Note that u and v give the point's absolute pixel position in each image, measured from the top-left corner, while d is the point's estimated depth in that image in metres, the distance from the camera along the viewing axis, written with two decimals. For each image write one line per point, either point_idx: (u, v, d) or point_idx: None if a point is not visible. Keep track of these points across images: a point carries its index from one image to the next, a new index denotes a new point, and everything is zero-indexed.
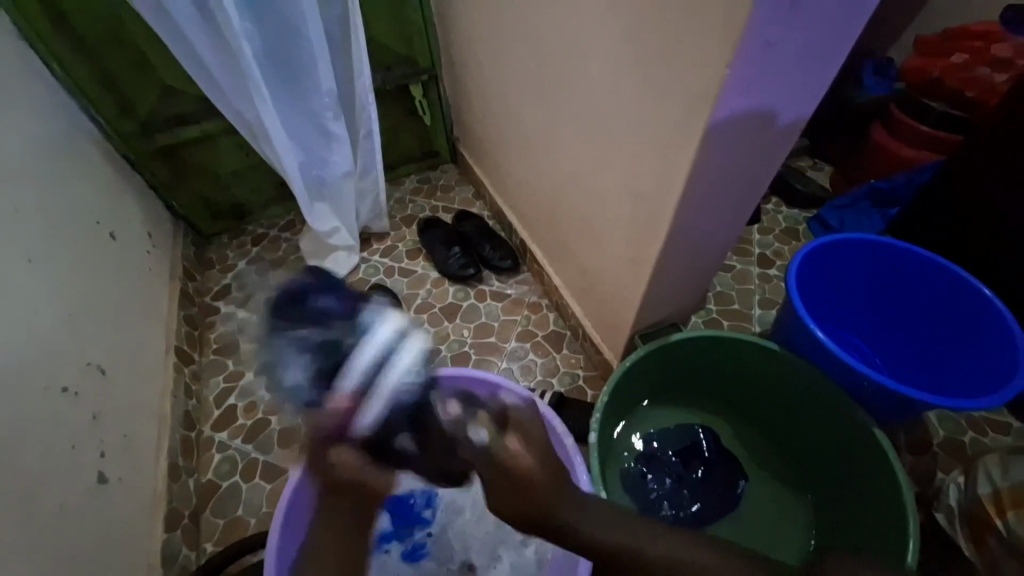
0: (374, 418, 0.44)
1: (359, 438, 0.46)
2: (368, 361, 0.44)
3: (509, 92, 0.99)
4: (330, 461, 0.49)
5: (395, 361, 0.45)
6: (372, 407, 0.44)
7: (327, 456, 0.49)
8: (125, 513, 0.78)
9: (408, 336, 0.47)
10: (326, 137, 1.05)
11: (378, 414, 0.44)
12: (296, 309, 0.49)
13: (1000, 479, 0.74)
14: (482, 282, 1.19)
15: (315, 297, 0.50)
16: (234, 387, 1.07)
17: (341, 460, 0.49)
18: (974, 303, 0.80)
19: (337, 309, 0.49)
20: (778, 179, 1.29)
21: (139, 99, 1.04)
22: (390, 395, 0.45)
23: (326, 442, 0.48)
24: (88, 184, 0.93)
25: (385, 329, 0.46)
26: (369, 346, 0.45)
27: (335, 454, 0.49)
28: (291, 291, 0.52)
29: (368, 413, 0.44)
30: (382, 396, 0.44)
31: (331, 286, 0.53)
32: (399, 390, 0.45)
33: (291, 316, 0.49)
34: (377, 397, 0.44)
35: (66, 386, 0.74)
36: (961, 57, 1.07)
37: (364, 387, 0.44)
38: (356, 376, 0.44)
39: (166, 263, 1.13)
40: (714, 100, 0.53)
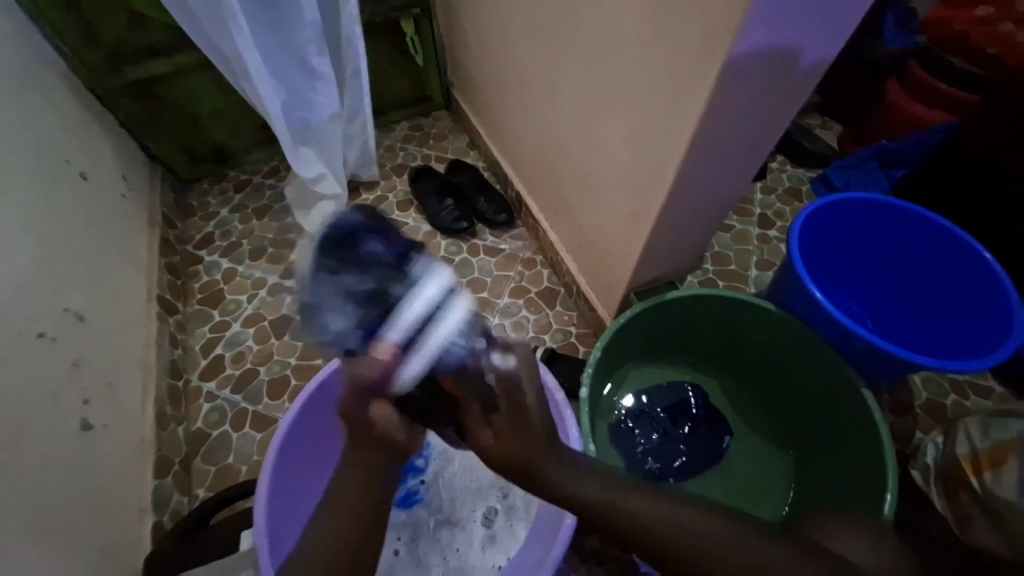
0: (415, 373, 0.48)
1: (398, 391, 0.50)
2: (417, 317, 0.48)
3: (508, 30, 0.92)
4: (369, 417, 0.50)
5: (442, 321, 0.49)
6: (414, 361, 0.48)
7: (366, 412, 0.50)
8: (114, 459, 0.78)
9: (455, 296, 0.51)
10: (310, 74, 0.98)
11: (418, 369, 0.48)
12: (348, 253, 0.50)
13: (979, 439, 0.76)
14: (475, 236, 1.16)
15: (368, 241, 0.51)
16: (221, 337, 1.05)
17: (378, 414, 0.50)
18: (974, 268, 0.79)
19: (389, 256, 0.51)
20: (784, 136, 1.24)
21: (104, 25, 0.95)
22: (437, 353, 0.48)
23: (364, 393, 0.49)
24: (53, 117, 0.87)
25: (434, 287, 0.50)
26: (420, 304, 0.49)
27: (373, 407, 0.50)
28: (341, 231, 0.52)
29: (409, 367, 0.48)
30: (428, 354, 0.48)
31: (377, 227, 0.54)
32: (444, 349, 0.49)
33: (343, 260, 0.50)
34: (423, 353, 0.48)
35: (42, 332, 0.71)
36: (986, 10, 1.05)
37: (413, 341, 0.48)
38: (402, 330, 0.48)
39: (144, 208, 1.08)
40: (736, 33, 0.49)
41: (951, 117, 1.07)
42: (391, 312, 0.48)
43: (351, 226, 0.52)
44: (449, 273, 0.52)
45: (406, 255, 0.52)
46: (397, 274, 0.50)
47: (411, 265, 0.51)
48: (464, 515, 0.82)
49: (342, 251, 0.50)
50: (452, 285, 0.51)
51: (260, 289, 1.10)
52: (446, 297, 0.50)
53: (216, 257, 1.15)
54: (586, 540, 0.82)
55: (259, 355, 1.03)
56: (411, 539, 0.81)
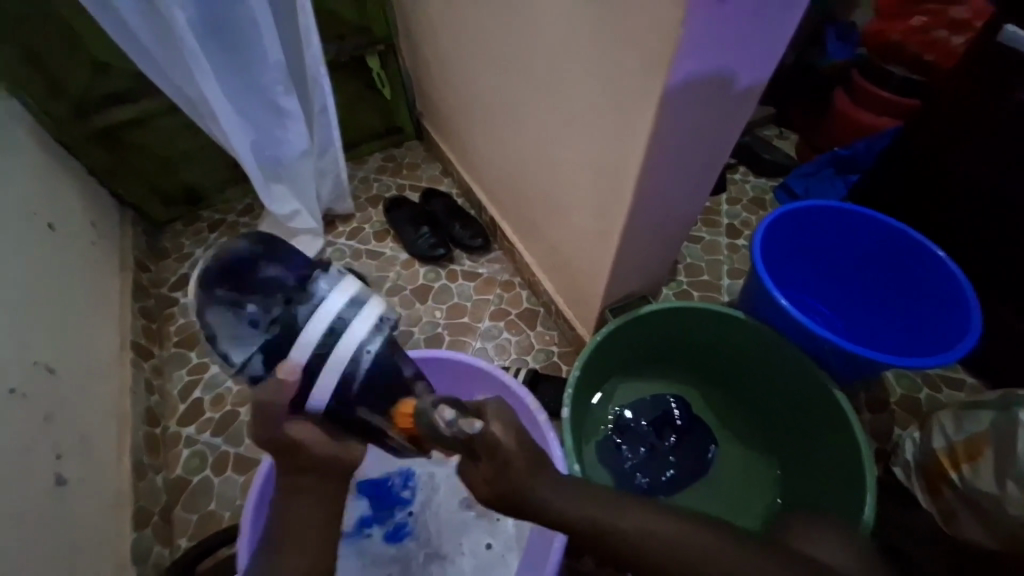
0: (328, 389, 0.53)
1: (314, 410, 0.54)
2: (320, 332, 0.53)
3: (470, 62, 0.95)
4: (284, 435, 0.52)
5: (346, 333, 0.53)
6: (326, 376, 0.53)
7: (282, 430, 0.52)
8: (89, 514, 0.76)
9: (362, 305, 0.55)
10: (277, 114, 0.99)
11: (331, 385, 0.53)
12: (245, 282, 0.59)
13: (953, 433, 0.79)
14: (453, 262, 1.17)
15: (265, 266, 0.60)
16: (199, 379, 1.03)
17: (298, 434, 0.51)
18: (929, 265, 0.82)
19: (290, 282, 0.58)
20: (745, 148, 1.30)
21: (70, 75, 0.96)
22: (343, 365, 0.53)
23: (289, 413, 0.53)
24: (20, 169, 0.86)
25: (335, 298, 0.54)
26: (320, 317, 0.53)
27: (288, 427, 0.51)
28: (235, 265, 0.60)
29: (320, 384, 0.53)
30: (336, 368, 0.53)
31: (278, 253, 0.61)
32: (353, 360, 0.53)
33: (244, 291, 0.58)
34: (330, 368, 0.53)
35: (13, 387, 0.70)
36: (921, 19, 1.12)
37: (315, 359, 0.53)
38: (303, 349, 0.53)
39: (115, 253, 1.07)
40: (670, 62, 0.52)
41: (898, 122, 1.13)
42: (291, 333, 0.54)
43: (244, 259, 0.61)
44: (355, 284, 0.57)
45: (304, 274, 0.58)
46: (295, 294, 0.56)
47: (311, 280, 0.57)
48: (454, 545, 0.81)
49: (236, 282, 0.59)
50: (359, 296, 0.56)
51: None
52: (352, 309, 0.55)
53: (191, 299, 1.14)
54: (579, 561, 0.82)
55: (238, 396, 1.01)
56: None
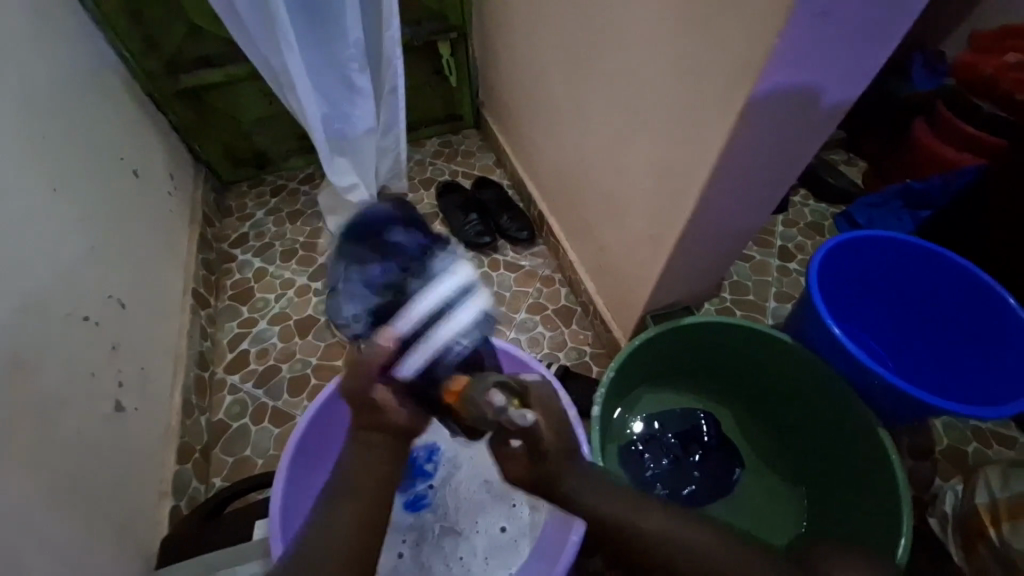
0: (415, 365, 0.53)
1: (402, 381, 0.52)
2: (428, 312, 0.57)
3: (540, 56, 0.96)
4: (371, 399, 0.50)
5: (451, 312, 0.58)
6: (417, 355, 0.53)
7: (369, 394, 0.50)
8: (140, 442, 0.82)
9: (468, 287, 0.62)
10: (350, 90, 1.03)
11: (420, 363, 0.53)
12: (377, 245, 0.70)
13: (999, 489, 0.74)
14: (497, 251, 1.19)
15: (395, 235, 0.71)
16: (248, 333, 1.09)
17: (382, 399, 0.50)
18: (997, 313, 0.78)
19: (411, 251, 0.68)
20: (808, 170, 1.25)
21: (168, 36, 1.03)
22: (438, 346, 0.55)
23: (373, 380, 0.50)
24: (113, 117, 0.93)
25: (453, 275, 0.62)
26: (432, 296, 0.58)
27: (375, 391, 0.50)
28: (376, 230, 0.73)
29: (410, 360, 0.53)
30: (429, 346, 0.54)
31: (405, 227, 0.74)
32: (449, 341, 0.57)
33: (374, 254, 0.69)
34: (426, 347, 0.54)
35: (87, 315, 0.76)
36: (1016, 57, 1.03)
37: (416, 333, 0.55)
38: (412, 321, 0.56)
39: (186, 206, 1.14)
40: (759, 72, 0.51)
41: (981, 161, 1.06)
42: (407, 293, 0.62)
43: (380, 225, 0.74)
44: (464, 269, 0.65)
45: (426, 247, 0.70)
46: (418, 258, 0.66)
47: (433, 257, 0.67)
48: (469, 524, 0.83)
49: (370, 243, 0.71)
50: (467, 283, 0.63)
51: (288, 289, 1.15)
52: (460, 288, 0.61)
53: (249, 257, 1.20)
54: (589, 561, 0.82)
55: (282, 353, 1.06)
56: (416, 545, 0.81)
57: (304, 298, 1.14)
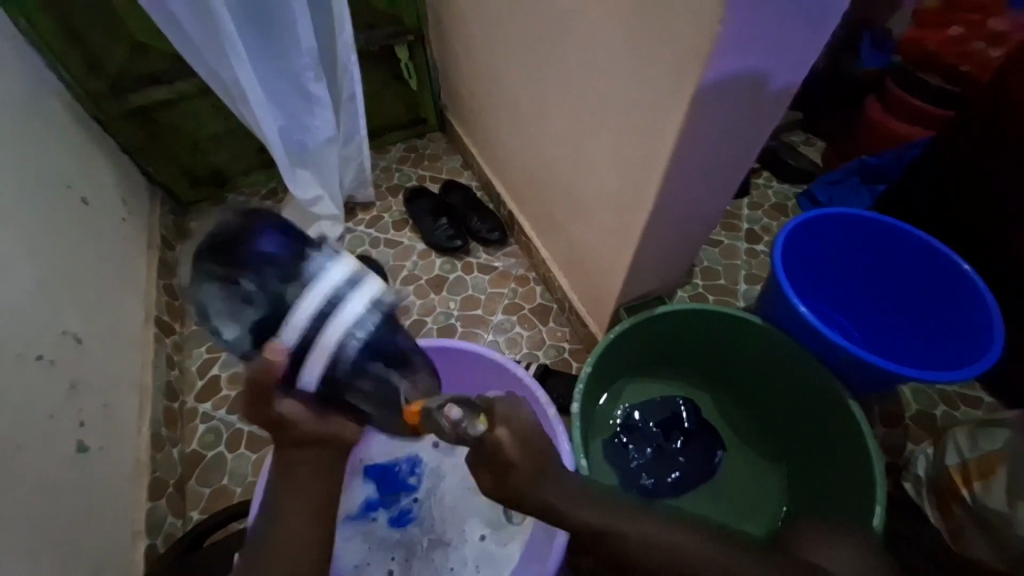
0: (315, 375, 0.47)
1: (304, 391, 0.48)
2: (308, 314, 0.46)
3: (497, 55, 0.95)
4: (278, 415, 0.50)
5: (339, 312, 0.46)
6: (312, 361, 0.46)
7: (272, 409, 0.50)
8: (109, 481, 0.78)
9: (354, 282, 0.48)
10: (307, 100, 1.01)
11: (318, 371, 0.47)
12: (236, 253, 0.51)
13: (967, 450, 0.77)
14: (469, 255, 1.18)
15: (265, 236, 0.52)
16: (218, 358, 1.06)
17: (287, 410, 0.49)
18: (953, 279, 0.81)
19: (279, 256, 0.50)
20: (769, 153, 1.28)
21: (109, 56, 0.99)
22: (332, 349, 0.46)
23: (270, 391, 0.49)
24: (56, 145, 0.89)
25: (331, 272, 0.48)
26: (311, 298, 0.46)
27: (279, 404, 0.49)
28: (232, 231, 0.53)
29: (309, 369, 0.47)
30: (326, 346, 0.46)
31: (270, 222, 0.54)
32: (340, 345, 0.46)
33: (229, 265, 0.52)
34: (320, 348, 0.46)
35: (41, 355, 0.73)
36: (957, 30, 1.08)
37: (306, 339, 0.46)
38: (295, 330, 0.46)
39: (142, 231, 1.10)
40: (707, 60, 0.51)
41: (931, 134, 1.10)
42: (276, 304, 0.48)
43: (230, 226, 0.54)
44: (350, 262, 0.49)
45: (298, 238, 0.53)
46: (282, 258, 0.50)
47: (308, 255, 0.50)
48: (457, 533, 0.82)
49: (233, 244, 0.52)
50: (356, 274, 0.48)
51: None
52: (343, 282, 0.48)
53: None
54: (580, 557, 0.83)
55: None
56: (405, 559, 0.80)
57: None
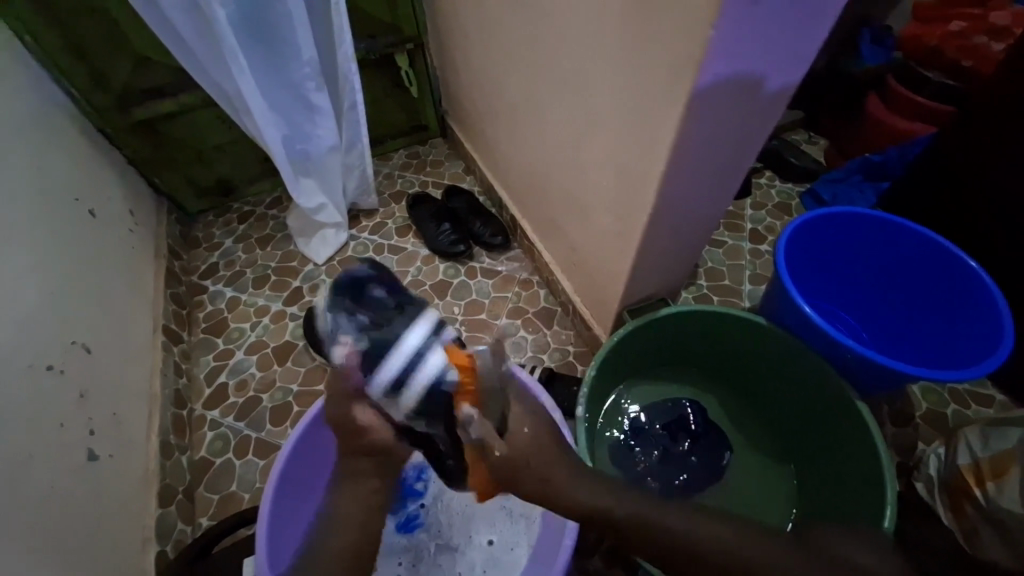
0: (415, 396, 0.47)
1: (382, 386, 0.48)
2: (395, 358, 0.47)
3: (495, 61, 0.96)
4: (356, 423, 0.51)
5: (422, 356, 0.47)
6: (388, 362, 0.47)
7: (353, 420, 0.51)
8: (118, 490, 0.79)
9: (422, 315, 0.49)
10: (309, 109, 1.02)
11: (345, 349, 0.49)
12: (361, 297, 0.52)
13: (980, 450, 0.76)
14: (473, 259, 1.18)
15: (377, 290, 0.53)
16: (225, 365, 1.07)
17: (363, 419, 0.51)
18: (961, 275, 0.80)
19: (367, 304, 0.52)
20: (771, 152, 1.27)
21: (114, 70, 1.00)
22: (339, 329, 0.51)
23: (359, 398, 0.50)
24: (64, 159, 0.90)
25: (344, 279, 0.55)
26: (410, 340, 0.47)
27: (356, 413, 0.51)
28: (354, 286, 0.53)
29: (341, 353, 0.49)
30: (426, 377, 0.46)
31: (389, 285, 0.55)
32: (339, 317, 0.51)
33: (365, 310, 0.51)
34: (422, 375, 0.46)
35: (51, 365, 0.74)
36: (959, 25, 1.07)
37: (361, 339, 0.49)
38: (397, 361, 0.47)
39: (150, 241, 1.11)
40: (702, 62, 0.51)
41: (932, 129, 1.10)
42: (388, 346, 0.47)
43: (360, 276, 0.54)
44: (338, 277, 0.55)
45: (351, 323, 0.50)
46: (405, 310, 0.50)
47: (351, 283, 0.54)
48: (464, 537, 0.82)
49: (357, 293, 0.53)
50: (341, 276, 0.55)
51: (263, 317, 1.13)
52: (434, 338, 0.48)
53: (220, 287, 1.18)
54: (587, 561, 0.82)
55: (261, 383, 1.04)
56: (413, 564, 0.80)
57: (281, 324, 1.12)
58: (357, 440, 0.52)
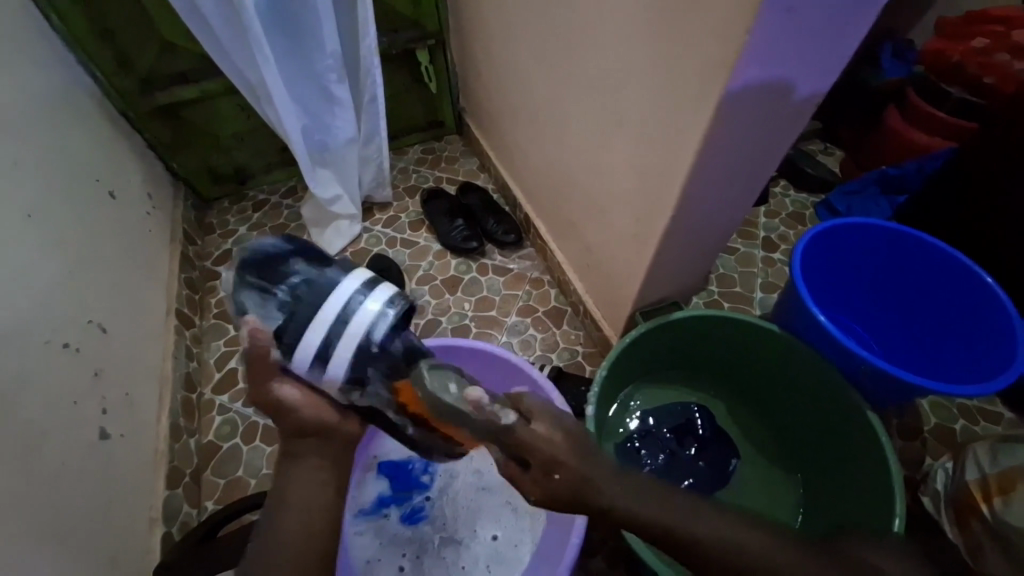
0: (343, 366, 0.47)
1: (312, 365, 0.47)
2: (322, 325, 0.46)
3: (517, 59, 0.96)
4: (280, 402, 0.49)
5: (348, 315, 0.47)
6: (310, 333, 0.46)
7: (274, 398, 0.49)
8: (128, 469, 0.80)
9: (344, 273, 0.49)
10: (330, 101, 1.03)
11: (262, 317, 0.49)
12: (271, 271, 0.50)
13: (988, 466, 0.75)
14: (484, 256, 1.19)
15: (294, 259, 0.51)
16: (235, 351, 1.08)
17: (286, 392, 0.49)
18: (976, 291, 0.80)
19: (274, 271, 0.50)
20: (787, 161, 1.27)
21: (140, 54, 1.01)
22: (252, 305, 0.50)
23: (275, 372, 0.49)
24: (87, 140, 0.91)
25: (251, 252, 0.53)
26: (336, 299, 0.47)
27: (275, 385, 0.49)
28: (262, 259, 0.52)
29: (262, 324, 0.48)
30: (352, 338, 0.46)
31: (310, 250, 0.53)
32: (246, 292, 0.50)
33: (271, 280, 0.50)
34: (346, 335, 0.46)
35: (67, 342, 0.74)
36: (981, 42, 1.07)
37: (279, 314, 0.48)
38: (317, 331, 0.46)
39: (166, 225, 1.12)
40: (732, 67, 0.52)
41: (950, 144, 1.10)
42: (307, 313, 0.47)
43: (270, 249, 0.53)
44: (246, 250, 0.54)
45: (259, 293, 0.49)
46: (318, 273, 0.49)
47: (256, 254, 0.52)
48: (468, 532, 0.82)
49: (264, 269, 0.51)
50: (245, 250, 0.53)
51: None
52: (360, 290, 0.48)
53: None
54: (590, 561, 0.82)
55: None
56: (416, 557, 0.80)
57: None
58: (286, 417, 0.49)
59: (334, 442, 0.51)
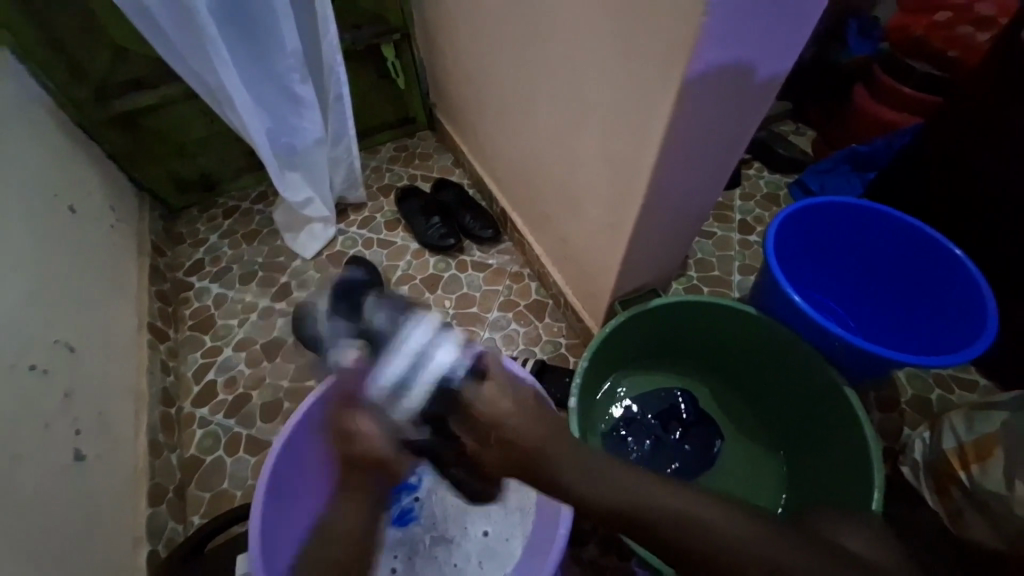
0: (416, 396, 0.49)
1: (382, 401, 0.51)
2: (403, 358, 0.50)
3: (484, 51, 0.95)
4: (353, 435, 0.55)
5: (421, 354, 0.50)
6: (389, 364, 0.50)
7: (350, 433, 0.55)
8: (107, 490, 0.78)
9: (419, 320, 0.52)
10: (294, 101, 1.00)
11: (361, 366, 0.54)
12: (377, 322, 0.58)
13: (964, 433, 0.78)
14: (463, 252, 1.18)
15: (390, 311, 0.58)
16: (212, 363, 1.05)
17: (361, 428, 0.54)
18: (945, 263, 0.81)
19: (387, 332, 0.55)
20: (759, 143, 1.28)
21: (92, 62, 0.97)
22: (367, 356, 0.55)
23: (357, 412, 0.55)
24: (42, 154, 0.88)
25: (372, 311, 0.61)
26: (412, 338, 0.51)
27: (354, 424, 0.55)
28: (372, 314, 0.60)
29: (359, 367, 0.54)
30: (426, 372, 0.49)
31: (409, 306, 0.61)
32: (366, 348, 0.56)
33: (378, 333, 0.56)
34: (422, 372, 0.49)
35: (34, 365, 0.72)
36: (944, 15, 1.07)
37: (377, 353, 0.53)
38: (395, 367, 0.50)
39: (132, 237, 1.09)
40: (692, 51, 0.51)
41: (917, 119, 1.11)
42: (390, 348, 0.51)
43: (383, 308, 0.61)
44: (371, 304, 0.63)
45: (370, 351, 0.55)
46: (405, 321, 0.54)
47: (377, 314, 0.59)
48: (460, 530, 0.82)
49: (374, 322, 0.59)
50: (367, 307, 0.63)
51: (251, 314, 1.11)
52: (432, 336, 0.51)
53: (206, 283, 1.16)
54: (583, 550, 0.83)
55: (251, 380, 1.03)
56: (408, 558, 0.80)
57: (269, 321, 1.10)
58: (354, 448, 0.55)
59: (382, 471, 0.56)
